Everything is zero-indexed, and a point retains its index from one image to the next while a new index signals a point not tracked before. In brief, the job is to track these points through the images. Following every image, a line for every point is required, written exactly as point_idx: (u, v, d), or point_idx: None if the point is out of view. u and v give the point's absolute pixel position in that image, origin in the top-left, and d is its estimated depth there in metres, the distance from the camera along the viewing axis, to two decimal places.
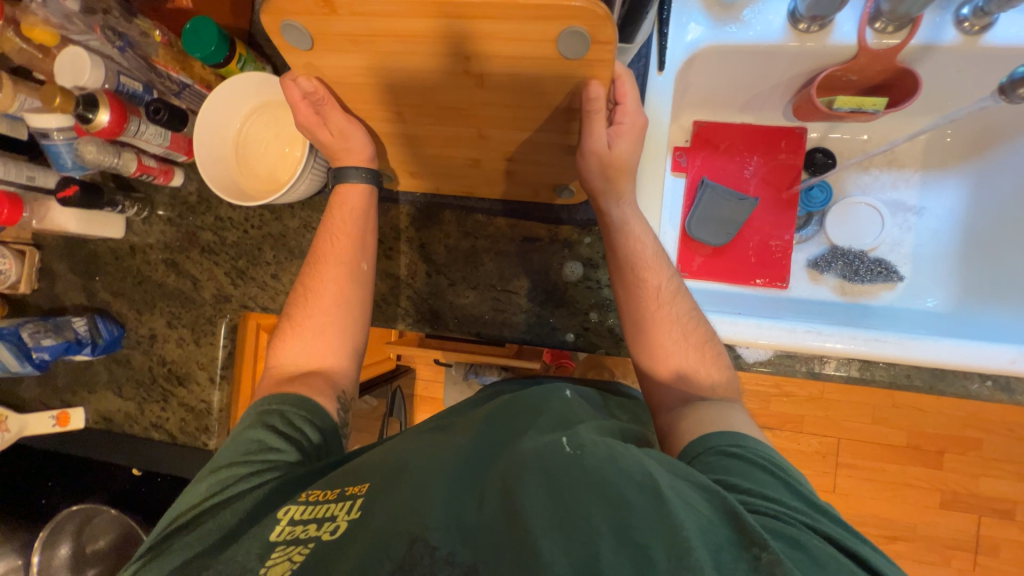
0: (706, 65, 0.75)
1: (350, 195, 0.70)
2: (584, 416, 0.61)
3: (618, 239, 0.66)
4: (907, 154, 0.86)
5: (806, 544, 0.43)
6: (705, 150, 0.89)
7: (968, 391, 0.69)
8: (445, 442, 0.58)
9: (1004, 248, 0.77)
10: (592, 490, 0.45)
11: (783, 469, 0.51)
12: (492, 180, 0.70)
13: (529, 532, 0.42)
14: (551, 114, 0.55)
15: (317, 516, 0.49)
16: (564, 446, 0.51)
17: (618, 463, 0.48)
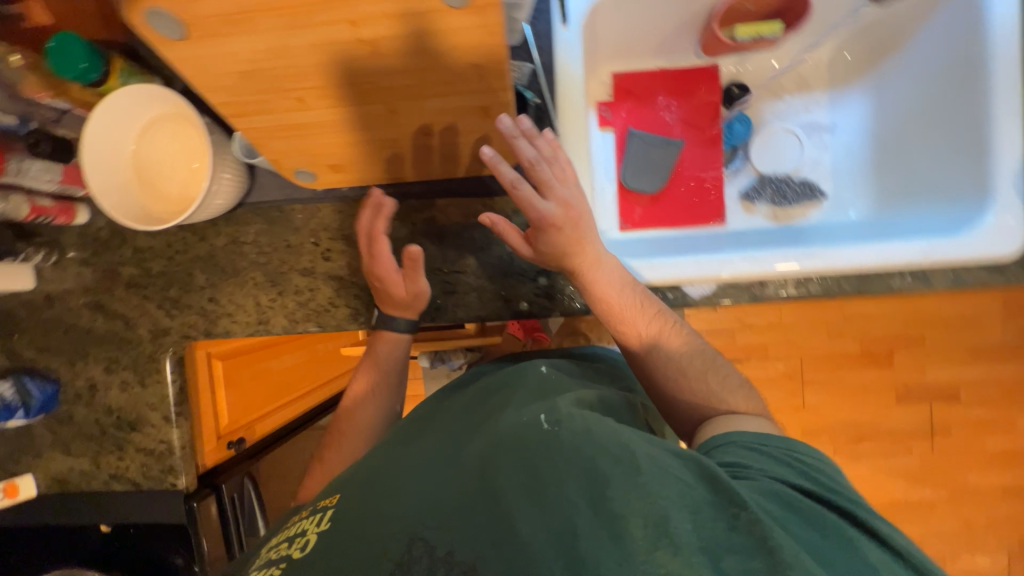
0: (609, 13, 0.75)
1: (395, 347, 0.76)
2: (560, 386, 0.64)
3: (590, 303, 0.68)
4: (813, 76, 0.89)
5: (793, 503, 0.46)
6: (628, 100, 0.90)
7: (890, 289, 0.73)
8: (430, 444, 0.59)
9: (911, 147, 0.80)
10: (571, 466, 0.46)
11: (777, 446, 0.52)
12: (415, 159, 0.68)
13: (509, 513, 0.45)
14: (456, 74, 0.53)
15: (291, 536, 0.54)
16: (542, 423, 0.53)
17: (594, 434, 0.49)
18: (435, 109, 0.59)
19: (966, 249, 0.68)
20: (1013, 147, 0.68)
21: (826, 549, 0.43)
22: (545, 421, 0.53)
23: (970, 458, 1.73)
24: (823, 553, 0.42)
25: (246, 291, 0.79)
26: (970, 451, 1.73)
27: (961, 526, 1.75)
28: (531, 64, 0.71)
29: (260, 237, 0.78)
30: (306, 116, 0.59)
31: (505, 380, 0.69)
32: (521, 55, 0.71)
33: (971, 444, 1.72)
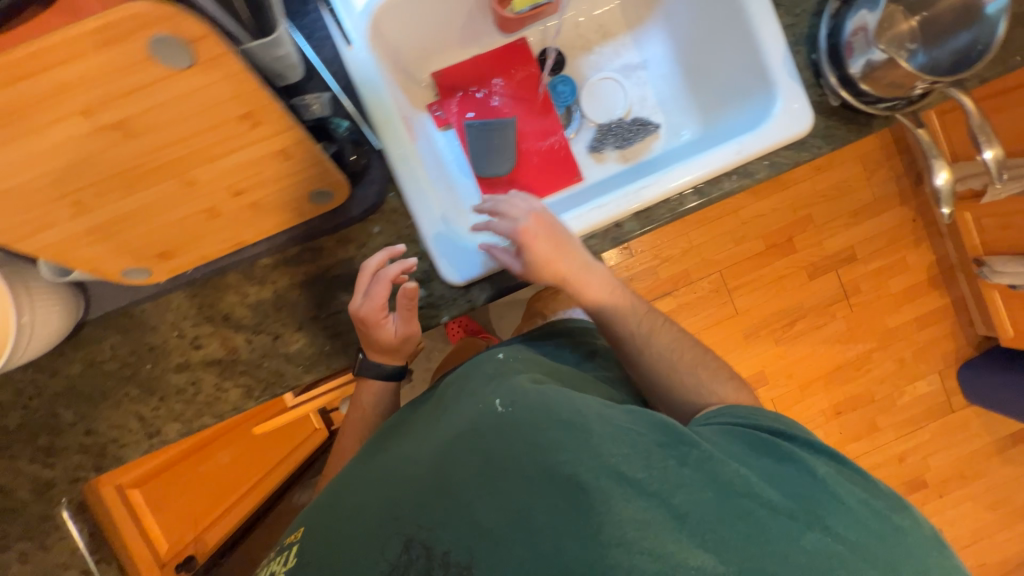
0: (394, 21, 0.76)
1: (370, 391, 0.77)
2: (516, 361, 0.68)
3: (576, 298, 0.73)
4: (612, 24, 0.95)
5: (747, 441, 0.58)
6: (456, 95, 0.92)
7: (725, 192, 0.77)
8: (399, 450, 0.62)
9: (707, 60, 0.85)
10: (532, 445, 0.53)
11: (749, 413, 0.62)
12: (243, 220, 0.65)
13: (470, 504, 0.51)
14: (232, 129, 0.51)
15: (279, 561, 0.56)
16: (497, 409, 0.58)
17: (548, 413, 0.56)
18: (233, 167, 0.57)
19: (772, 134, 0.74)
20: (775, 41, 0.74)
21: (778, 473, 0.55)
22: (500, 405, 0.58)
23: (884, 304, 1.92)
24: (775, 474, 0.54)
25: (123, 410, 0.73)
26: (881, 298, 1.92)
27: (898, 364, 1.94)
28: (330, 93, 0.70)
29: (118, 350, 0.72)
30: (92, 216, 0.54)
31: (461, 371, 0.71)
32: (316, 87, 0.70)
33: (880, 293, 1.92)
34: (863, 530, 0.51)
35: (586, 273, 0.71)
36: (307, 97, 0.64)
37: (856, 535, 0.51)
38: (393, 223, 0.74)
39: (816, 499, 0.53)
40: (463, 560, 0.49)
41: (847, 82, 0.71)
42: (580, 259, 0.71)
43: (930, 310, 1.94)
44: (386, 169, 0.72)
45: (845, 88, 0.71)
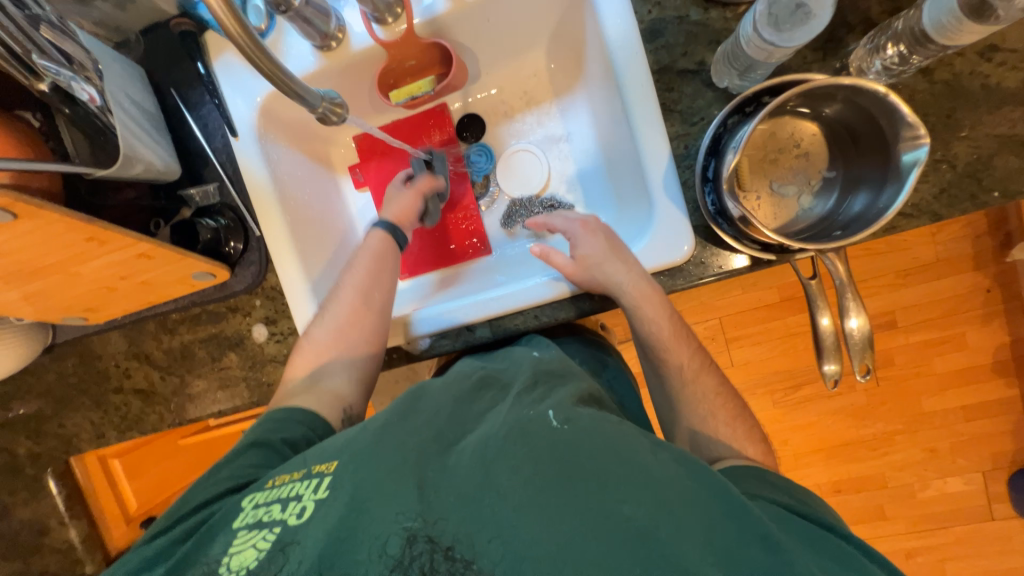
0: (288, 105, 0.79)
1: (371, 242, 0.79)
2: (561, 369, 0.63)
3: (636, 321, 0.69)
4: (539, 90, 0.88)
5: (796, 526, 0.47)
6: (374, 158, 0.92)
7: (587, 309, 0.74)
8: (414, 418, 0.56)
9: (615, 151, 0.78)
10: (580, 468, 0.44)
11: (807, 504, 0.52)
12: (140, 291, 0.77)
13: (516, 512, 0.42)
14: (90, 245, 0.62)
15: (281, 497, 0.52)
16: (550, 421, 0.49)
17: (612, 441, 0.47)
18: (106, 265, 0.68)
19: (644, 259, 0.68)
20: (658, 154, 0.65)
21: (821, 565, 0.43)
22: (552, 417, 0.50)
23: None
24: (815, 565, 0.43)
25: (82, 413, 0.93)
26: (920, 377, 1.49)
27: None
28: (218, 180, 0.77)
29: (77, 369, 0.92)
30: (11, 295, 0.69)
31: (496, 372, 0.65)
32: (206, 174, 0.77)
33: None
34: None
35: (646, 299, 0.66)
36: (191, 189, 0.76)
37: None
38: (272, 298, 0.81)
39: None
40: (467, 557, 0.41)
41: (720, 215, 0.62)
42: (632, 270, 0.67)
43: (991, 401, 1.48)
44: (262, 253, 0.79)
45: (718, 222, 0.63)
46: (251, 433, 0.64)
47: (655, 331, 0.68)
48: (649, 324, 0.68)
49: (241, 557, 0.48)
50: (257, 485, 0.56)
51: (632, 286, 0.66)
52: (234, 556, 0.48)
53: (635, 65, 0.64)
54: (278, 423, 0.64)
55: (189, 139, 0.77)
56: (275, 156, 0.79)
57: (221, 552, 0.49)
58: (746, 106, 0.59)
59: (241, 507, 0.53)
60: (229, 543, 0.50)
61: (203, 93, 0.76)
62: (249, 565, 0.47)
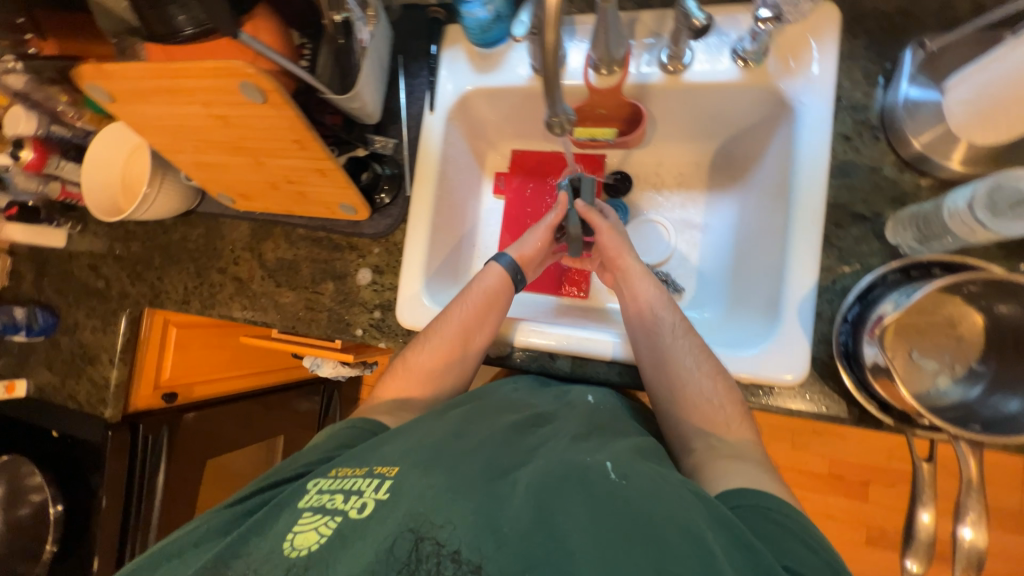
0: (482, 104, 0.89)
1: (485, 280, 0.79)
2: (623, 429, 0.66)
3: (654, 324, 0.72)
4: (695, 178, 0.93)
5: None
6: (521, 174, 1.00)
7: None
8: (475, 439, 0.61)
9: (751, 258, 0.80)
10: (634, 529, 0.48)
11: None
12: (292, 199, 0.86)
13: (572, 555, 0.46)
14: (290, 146, 0.71)
15: (343, 488, 0.56)
16: (609, 473, 0.53)
17: (665, 498, 0.50)
18: (287, 167, 0.77)
19: (750, 365, 0.67)
20: (804, 278, 0.66)
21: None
22: (610, 470, 0.54)
23: None
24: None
25: (181, 277, 1.02)
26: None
27: None
28: (399, 138, 0.87)
29: (199, 239, 1.01)
30: (205, 157, 0.80)
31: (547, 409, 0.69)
32: (392, 130, 0.87)
33: None
34: None
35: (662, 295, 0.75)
36: (376, 137, 0.85)
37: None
38: (389, 252, 0.87)
39: None
40: None
41: (850, 356, 0.62)
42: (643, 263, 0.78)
43: None
44: (402, 211, 0.86)
45: (845, 362, 0.62)
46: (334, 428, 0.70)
47: (703, 382, 0.66)
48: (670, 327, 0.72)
49: (304, 539, 0.52)
50: (321, 471, 0.61)
51: (646, 280, 0.76)
52: (298, 535, 0.53)
53: (812, 193, 0.67)
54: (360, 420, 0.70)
55: (392, 98, 0.88)
56: (451, 139, 0.88)
57: (286, 530, 0.54)
58: (911, 269, 0.60)
59: (307, 489, 0.58)
60: (294, 522, 0.54)
61: (422, 68, 0.87)
62: (311, 546, 0.51)
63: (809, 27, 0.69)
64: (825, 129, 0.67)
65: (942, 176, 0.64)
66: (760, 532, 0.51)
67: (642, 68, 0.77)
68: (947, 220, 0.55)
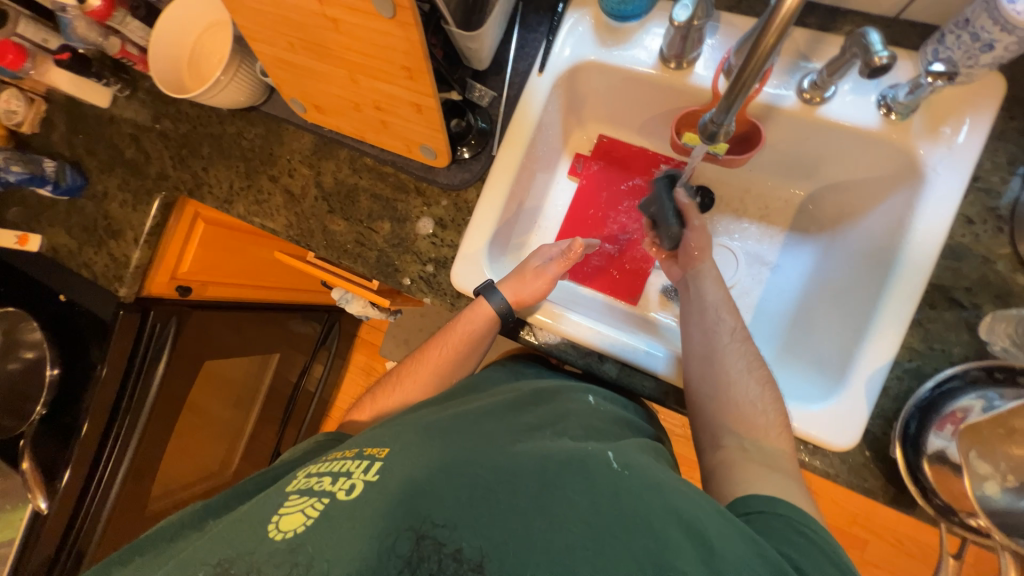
0: (591, 79, 0.83)
1: (476, 318, 0.75)
2: (615, 429, 0.62)
3: (708, 308, 0.70)
4: (779, 215, 0.89)
5: None
6: (602, 162, 0.95)
7: None
8: (473, 420, 0.60)
9: (822, 312, 0.77)
10: (637, 524, 0.44)
11: None
12: (370, 125, 0.81)
13: (569, 548, 0.43)
14: (395, 71, 0.66)
15: (331, 471, 0.53)
16: (611, 462, 0.50)
17: (665, 493, 0.47)
18: (381, 93, 0.72)
19: (807, 421, 0.65)
20: (882, 350, 0.64)
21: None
22: (611, 459, 0.51)
23: None
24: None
25: (229, 174, 0.96)
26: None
27: None
28: (497, 92, 0.82)
29: (256, 139, 0.95)
30: (294, 58, 0.73)
31: (548, 387, 0.69)
32: (492, 81, 0.82)
33: None
34: None
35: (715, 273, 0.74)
36: (475, 85, 0.80)
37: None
38: (457, 208, 0.84)
39: None
40: None
41: (907, 439, 0.61)
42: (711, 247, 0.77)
43: None
44: (483, 168, 0.82)
45: (901, 445, 0.61)
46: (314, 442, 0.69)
47: (748, 387, 0.62)
48: (719, 308, 0.69)
49: (287, 521, 0.48)
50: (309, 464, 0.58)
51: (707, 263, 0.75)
52: (284, 517, 0.49)
53: (916, 267, 0.64)
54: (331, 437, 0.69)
55: (502, 47, 0.82)
56: (551, 107, 0.83)
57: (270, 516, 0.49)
58: (997, 371, 0.58)
59: (295, 476, 0.55)
60: (279, 506, 0.50)
61: (541, 24, 0.81)
62: (294, 529, 0.47)
63: (966, 97, 0.65)
64: (952, 209, 0.64)
65: None
66: (772, 535, 0.47)
67: (778, 88, 0.72)
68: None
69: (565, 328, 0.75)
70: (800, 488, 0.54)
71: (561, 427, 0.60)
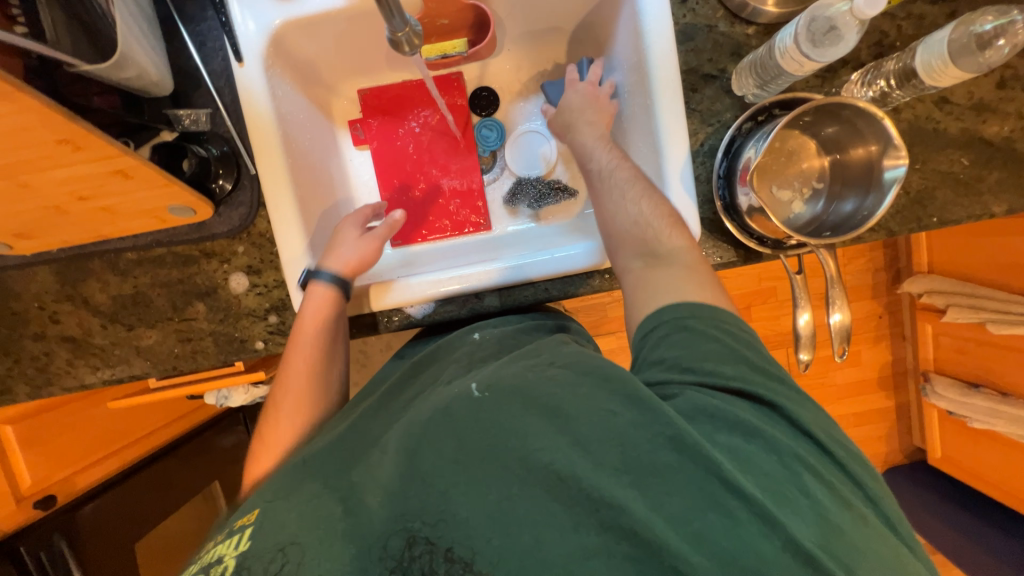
0: (301, 41, 0.74)
1: (316, 294, 0.68)
2: (490, 354, 0.65)
3: (587, 152, 0.71)
4: (555, 77, 0.90)
5: (753, 428, 0.46)
6: (378, 116, 0.87)
7: (594, 288, 0.76)
8: (345, 434, 0.58)
9: (628, 141, 0.81)
10: (495, 433, 0.47)
11: (774, 383, 0.50)
12: (95, 218, 0.66)
13: (446, 492, 0.45)
14: (57, 151, 0.52)
15: (206, 563, 0.49)
16: (472, 392, 0.51)
17: (521, 391, 0.49)
18: (67, 179, 0.57)
19: None
20: (679, 149, 0.70)
21: (720, 407, 0.47)
22: (475, 389, 0.52)
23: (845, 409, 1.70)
24: (718, 410, 0.47)
25: None
26: (826, 385, 1.68)
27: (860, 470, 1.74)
28: (212, 107, 0.70)
29: None
30: None
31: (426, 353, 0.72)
32: (199, 98, 0.70)
33: (855, 397, 1.70)
34: (824, 531, 0.42)
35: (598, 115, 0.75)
36: (180, 112, 0.68)
37: (772, 493, 0.43)
38: (258, 245, 0.74)
39: (781, 489, 0.43)
40: (467, 559, 0.43)
41: (729, 208, 0.69)
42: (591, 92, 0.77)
43: (878, 410, 1.71)
44: (254, 194, 0.72)
45: (728, 215, 0.69)
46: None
47: (633, 205, 0.63)
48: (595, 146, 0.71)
49: None
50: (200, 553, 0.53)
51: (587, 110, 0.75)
52: None
53: (664, 62, 0.69)
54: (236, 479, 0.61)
55: (182, 57, 0.70)
56: (280, 92, 0.73)
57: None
58: (758, 116, 0.67)
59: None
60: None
61: (205, 7, 0.69)
62: None
63: None
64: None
65: (763, 21, 0.69)
66: (671, 343, 0.52)
67: None
68: (779, 60, 0.59)
69: (424, 290, 0.72)
70: None
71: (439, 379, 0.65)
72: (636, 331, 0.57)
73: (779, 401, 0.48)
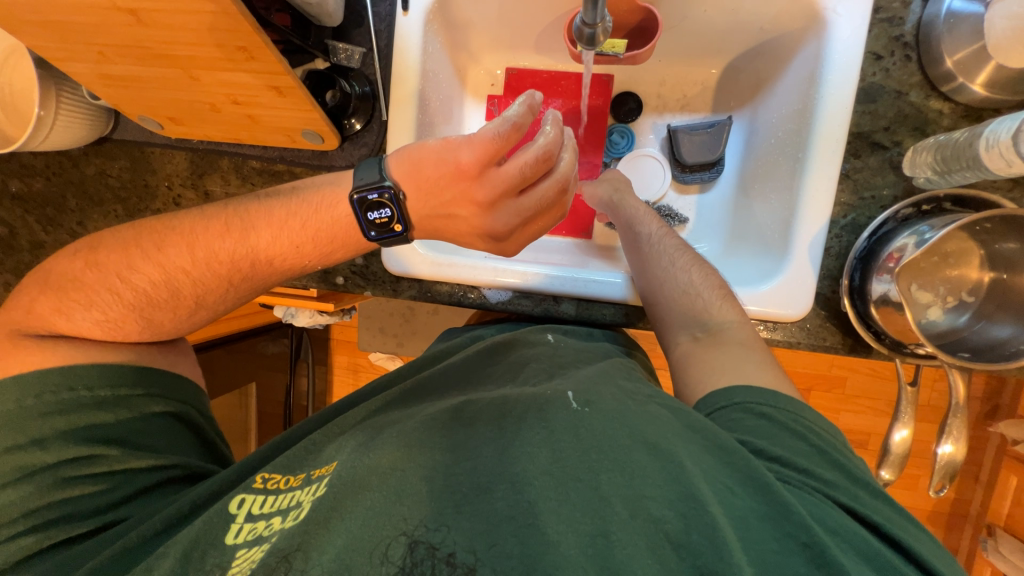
0: (465, 4, 0.75)
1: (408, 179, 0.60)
2: (577, 361, 0.63)
3: (637, 228, 0.73)
4: (698, 100, 0.85)
5: (892, 567, 0.41)
6: (518, 97, 0.87)
7: None
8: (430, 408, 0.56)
9: (757, 188, 0.76)
10: (605, 456, 0.45)
11: (907, 520, 0.45)
12: (239, 123, 0.71)
13: (535, 502, 0.42)
14: (233, 55, 0.55)
15: (280, 508, 0.51)
16: (571, 403, 0.50)
17: (627, 421, 0.48)
18: (231, 83, 0.61)
19: (761, 300, 0.66)
20: (817, 213, 0.64)
21: (837, 519, 0.43)
22: (572, 399, 0.51)
23: None
24: (839, 524, 0.42)
25: (107, 221, 0.85)
26: None
27: None
28: (366, 48, 0.73)
29: (122, 173, 0.83)
30: (115, 69, 0.61)
31: (502, 338, 0.70)
32: (357, 35, 0.73)
33: None
34: None
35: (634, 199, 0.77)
36: (339, 45, 0.71)
37: None
38: None
39: None
40: (468, 565, 0.40)
41: (855, 292, 0.63)
42: (613, 180, 0.80)
43: None
44: (378, 139, 0.74)
45: (849, 298, 0.63)
46: (129, 402, 0.61)
47: (683, 274, 0.66)
48: (640, 219, 0.74)
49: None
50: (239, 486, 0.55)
51: (624, 197, 0.76)
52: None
53: (834, 118, 0.63)
54: (69, 394, 0.58)
55: None
56: (431, 48, 0.74)
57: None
58: (922, 204, 0.61)
59: (232, 513, 0.51)
60: (227, 562, 0.48)
61: None
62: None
63: None
64: (857, 51, 0.63)
65: (963, 101, 0.61)
66: (740, 428, 0.51)
67: None
68: (982, 153, 0.54)
69: (504, 281, 0.72)
70: (769, 371, 0.56)
71: (521, 377, 0.63)
72: (694, 407, 0.56)
73: (900, 534, 0.43)
